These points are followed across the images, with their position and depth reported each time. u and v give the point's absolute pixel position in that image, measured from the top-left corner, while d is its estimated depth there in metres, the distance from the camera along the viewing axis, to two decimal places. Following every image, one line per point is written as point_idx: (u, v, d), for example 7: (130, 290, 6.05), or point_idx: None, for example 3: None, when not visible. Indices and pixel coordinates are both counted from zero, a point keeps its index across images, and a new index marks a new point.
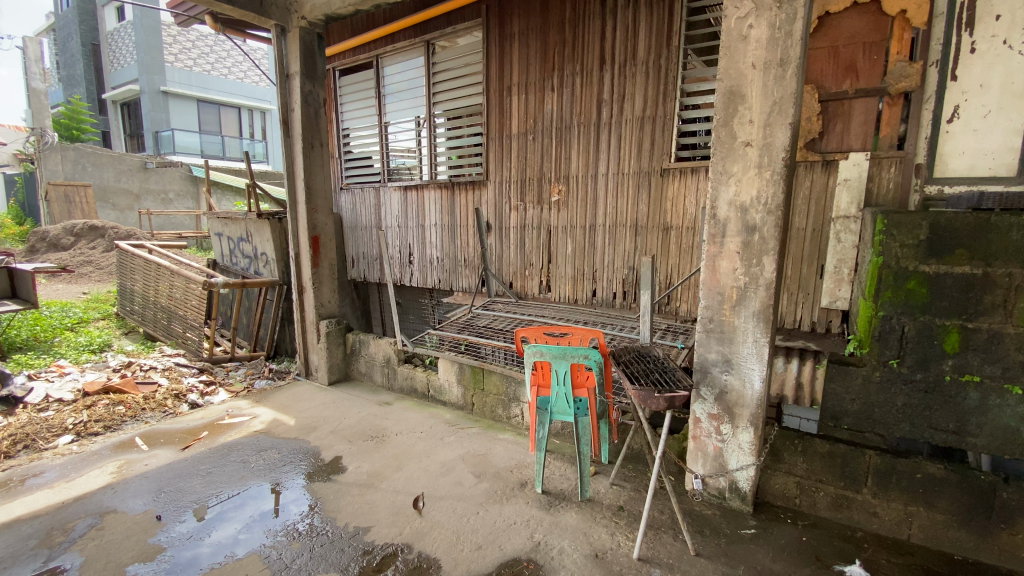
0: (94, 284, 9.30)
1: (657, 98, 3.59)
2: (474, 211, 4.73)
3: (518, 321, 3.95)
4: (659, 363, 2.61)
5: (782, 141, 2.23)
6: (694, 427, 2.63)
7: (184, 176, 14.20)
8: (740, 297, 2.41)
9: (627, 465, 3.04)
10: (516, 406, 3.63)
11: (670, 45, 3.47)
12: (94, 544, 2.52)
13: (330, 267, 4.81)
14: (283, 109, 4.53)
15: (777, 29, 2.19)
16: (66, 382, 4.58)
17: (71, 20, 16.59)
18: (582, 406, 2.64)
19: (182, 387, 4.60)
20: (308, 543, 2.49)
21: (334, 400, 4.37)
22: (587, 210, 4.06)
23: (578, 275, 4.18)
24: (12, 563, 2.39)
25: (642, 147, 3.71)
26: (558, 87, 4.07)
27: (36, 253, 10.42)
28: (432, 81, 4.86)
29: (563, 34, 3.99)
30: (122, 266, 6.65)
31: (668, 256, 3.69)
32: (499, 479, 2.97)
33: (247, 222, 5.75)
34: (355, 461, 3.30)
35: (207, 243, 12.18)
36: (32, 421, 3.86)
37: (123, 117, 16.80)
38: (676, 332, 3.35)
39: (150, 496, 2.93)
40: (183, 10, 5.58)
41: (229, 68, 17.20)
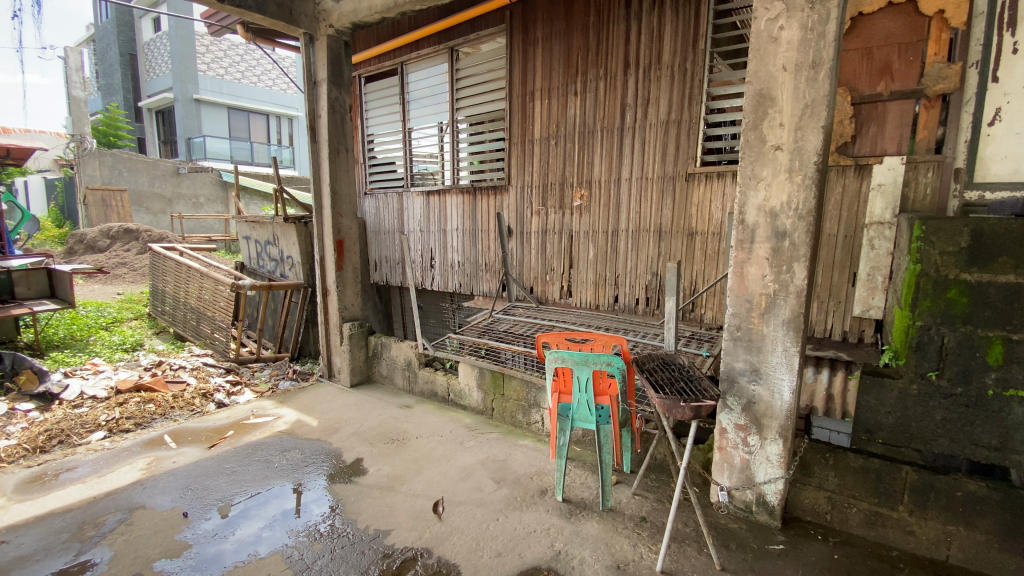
0: (128, 285, 9.62)
1: (683, 102, 3.54)
2: (495, 216, 4.74)
3: (538, 326, 3.93)
4: (685, 372, 2.52)
5: (814, 145, 2.17)
6: (720, 438, 2.57)
7: (214, 182, 14.69)
8: (770, 305, 2.34)
9: (650, 475, 2.98)
10: (536, 413, 3.59)
11: (696, 48, 3.42)
12: (123, 539, 2.58)
13: (354, 271, 4.87)
14: (310, 115, 4.62)
15: (809, 31, 2.13)
16: (100, 379, 4.73)
17: (109, 31, 17.20)
18: (604, 414, 2.61)
19: (209, 386, 4.70)
20: (329, 544, 2.50)
21: (356, 402, 4.41)
22: (610, 215, 4.02)
23: (599, 281, 4.15)
24: (45, 555, 2.46)
25: (666, 151, 3.66)
26: (581, 92, 4.06)
27: (74, 255, 10.84)
28: (455, 88, 4.91)
29: (587, 39, 3.98)
30: (154, 267, 6.85)
31: (693, 263, 3.62)
32: (518, 485, 2.95)
33: (273, 226, 5.87)
34: (375, 464, 3.31)
35: (234, 246, 12.54)
36: (67, 417, 3.99)
37: (158, 124, 17.42)
38: (701, 340, 3.29)
39: (178, 493, 2.99)
40: (216, 20, 5.79)
41: (258, 77, 17.66)
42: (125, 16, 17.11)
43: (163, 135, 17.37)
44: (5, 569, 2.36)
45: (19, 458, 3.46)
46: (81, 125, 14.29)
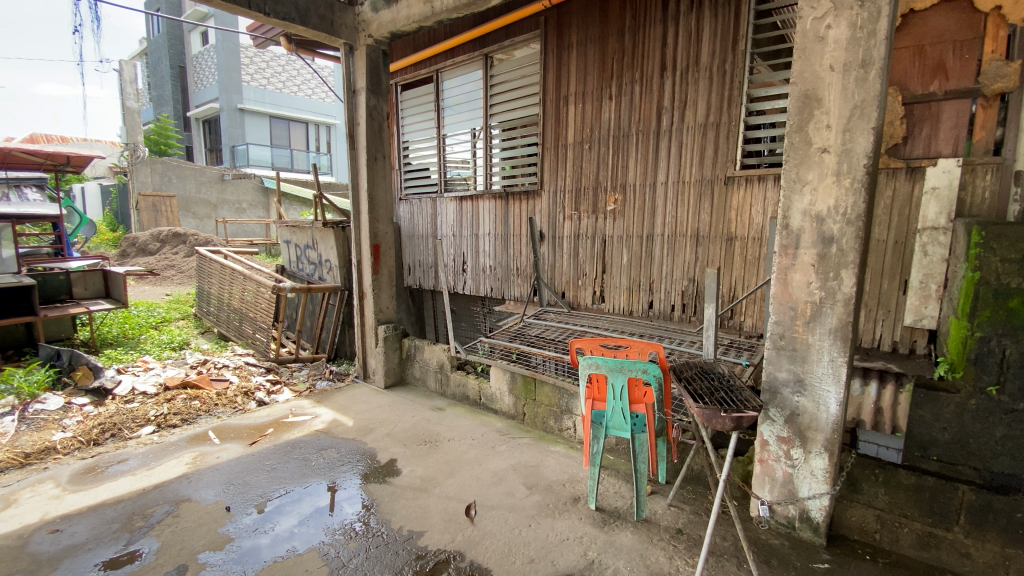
0: (175, 287, 10.09)
1: (721, 104, 3.46)
2: (527, 220, 4.74)
3: (571, 331, 3.90)
4: (725, 381, 2.44)
5: (863, 147, 2.08)
6: (761, 450, 2.48)
7: (257, 188, 15.27)
8: (815, 313, 2.26)
9: (686, 486, 2.91)
10: (569, 419, 3.56)
11: (735, 49, 3.35)
12: (170, 530, 2.69)
13: (389, 274, 4.96)
14: (349, 123, 4.75)
15: (859, 29, 2.05)
16: (149, 376, 4.96)
17: (161, 45, 18.12)
18: (639, 422, 2.55)
19: (250, 385, 4.87)
20: (364, 543, 2.54)
21: (390, 403, 4.48)
22: (645, 220, 3.96)
23: (633, 286, 4.09)
24: (98, 544, 2.58)
25: (704, 154, 3.58)
26: (616, 95, 4.03)
27: (127, 257, 11.44)
28: (489, 94, 4.95)
29: (623, 42, 3.94)
30: (200, 269, 7.15)
31: (732, 269, 3.53)
32: (551, 492, 2.92)
33: (313, 230, 6.04)
34: (408, 465, 3.35)
35: (275, 249, 12.99)
36: (120, 412, 4.20)
37: (205, 133, 18.25)
38: (740, 349, 3.20)
39: (221, 488, 3.10)
40: (261, 33, 6.02)
41: (299, 86, 18.29)
42: (176, 31, 18.00)
43: (209, 143, 18.18)
44: (61, 556, 2.49)
45: (75, 450, 3.66)
46: (134, 135, 15.10)
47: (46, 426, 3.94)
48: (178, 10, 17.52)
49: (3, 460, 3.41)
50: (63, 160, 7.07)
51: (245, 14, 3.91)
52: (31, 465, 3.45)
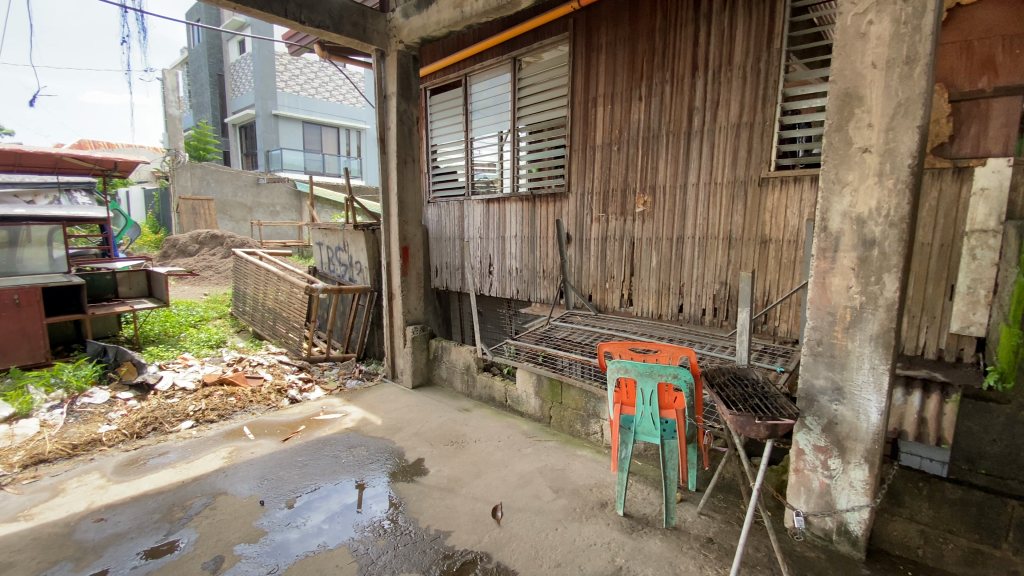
0: (213, 287, 10.46)
1: (755, 104, 3.39)
2: (554, 222, 4.73)
3: (598, 335, 3.88)
4: (759, 388, 2.38)
5: (908, 146, 2.00)
6: (796, 459, 2.41)
7: (290, 192, 15.72)
8: (855, 319, 2.18)
9: (717, 494, 2.84)
10: (596, 423, 3.53)
11: (770, 48, 3.27)
12: (207, 522, 2.78)
13: (417, 276, 5.03)
14: (380, 127, 4.84)
15: (903, 24, 1.98)
16: (189, 372, 5.15)
17: (201, 54, 18.82)
18: (669, 428, 2.51)
19: (284, 383, 5.00)
20: (392, 541, 2.57)
21: (417, 403, 4.54)
22: (675, 222, 3.90)
23: (663, 290, 4.03)
24: (139, 533, 2.69)
25: (737, 155, 3.51)
26: (646, 96, 3.99)
27: (168, 258, 11.92)
28: (517, 97, 4.97)
29: (653, 43, 3.90)
30: (237, 270, 7.39)
31: (766, 272, 3.45)
32: (577, 496, 2.90)
33: (344, 232, 6.18)
34: (435, 464, 3.38)
35: (307, 251, 13.33)
36: (161, 406, 4.37)
37: (242, 139, 18.89)
38: (774, 354, 3.12)
39: (255, 482, 3.19)
40: (296, 41, 6.19)
41: (331, 92, 18.73)
42: (215, 41, 18.70)
43: (246, 148, 18.81)
44: (105, 544, 2.61)
45: (119, 442, 3.83)
46: (175, 141, 15.73)
47: (93, 419, 4.15)
48: (217, 20, 18.18)
49: (53, 450, 3.60)
50: (110, 164, 7.38)
51: (282, 23, 4.03)
52: (79, 455, 3.62)
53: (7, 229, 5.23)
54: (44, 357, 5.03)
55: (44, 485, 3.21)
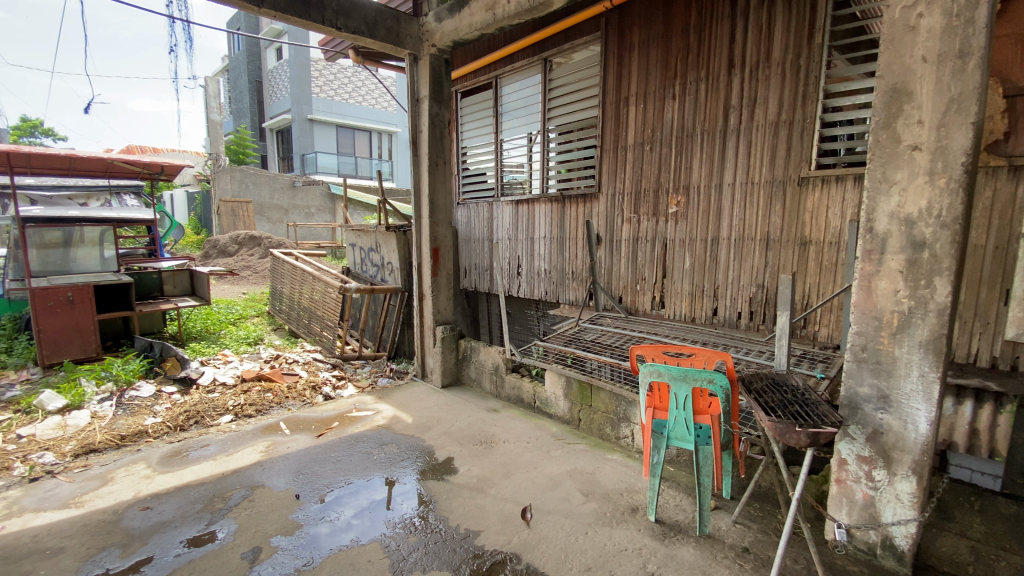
0: (251, 286, 10.83)
1: (795, 101, 3.29)
2: (584, 224, 4.70)
3: (628, 337, 3.83)
4: (799, 394, 2.30)
5: (961, 144, 1.91)
6: (838, 469, 2.32)
7: (324, 194, 16.13)
8: (903, 324, 2.09)
9: (753, 503, 2.76)
10: (626, 427, 3.48)
11: (811, 43, 3.17)
12: (245, 513, 2.87)
13: (447, 276, 5.08)
14: (412, 130, 4.92)
15: (955, 17, 1.89)
16: (228, 368, 5.34)
17: (241, 62, 19.52)
18: (704, 434, 2.45)
19: (318, 379, 5.14)
20: (423, 538, 2.60)
21: (447, 403, 4.58)
22: (710, 223, 3.82)
23: (696, 292, 3.95)
24: (183, 522, 2.81)
25: (776, 154, 3.41)
26: (680, 95, 3.92)
27: (209, 259, 12.39)
28: (548, 98, 4.97)
29: (688, 40, 3.83)
30: (274, 271, 7.63)
31: (806, 275, 3.34)
32: (608, 500, 2.87)
33: (376, 234, 6.30)
34: (465, 464, 3.40)
35: (341, 252, 13.63)
36: (203, 400, 4.55)
37: (279, 143, 19.50)
38: (814, 360, 3.01)
39: (290, 476, 3.28)
40: (332, 47, 6.35)
41: (364, 96, 19.12)
42: (254, 48, 19.35)
43: (282, 152, 19.40)
44: (151, 532, 2.73)
45: (164, 434, 4.00)
46: (216, 145, 16.36)
47: (140, 411, 4.35)
48: (256, 28, 18.78)
49: (103, 440, 3.79)
50: (159, 168, 7.68)
51: (319, 29, 4.14)
52: (126, 446, 3.80)
53: (62, 231, 5.51)
54: (95, 351, 5.32)
55: (95, 473, 3.38)
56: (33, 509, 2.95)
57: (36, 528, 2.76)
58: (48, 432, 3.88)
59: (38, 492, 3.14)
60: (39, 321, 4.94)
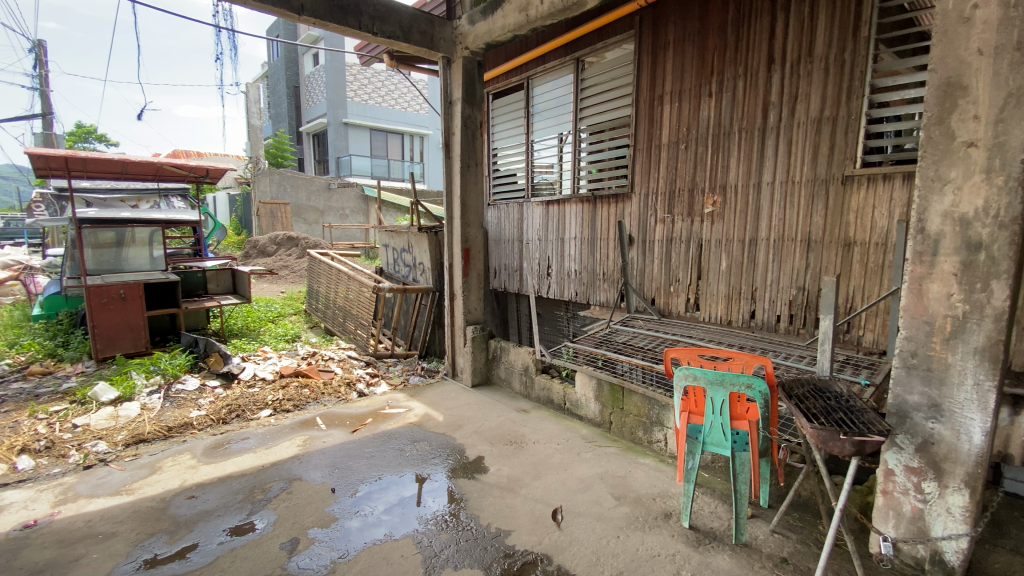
0: (289, 285, 11.18)
1: (839, 97, 3.18)
2: (616, 224, 4.66)
3: (661, 340, 3.78)
4: (843, 401, 2.21)
5: (1022, 140, 1.80)
6: (884, 480, 2.23)
7: (359, 196, 16.49)
8: (956, 329, 1.98)
9: (792, 512, 2.68)
10: (659, 431, 3.43)
11: (856, 36, 3.06)
12: (284, 505, 2.97)
13: (478, 277, 5.12)
14: (445, 132, 4.98)
15: (1013, 7, 1.79)
16: (268, 364, 5.53)
17: (280, 68, 20.19)
18: (741, 440, 2.40)
19: (352, 376, 5.26)
20: (455, 536, 2.64)
21: (477, 402, 4.62)
22: (748, 223, 3.72)
23: (733, 294, 3.86)
24: (226, 512, 2.93)
25: (818, 152, 3.30)
26: (717, 92, 3.84)
27: (249, 258, 12.85)
28: (579, 98, 4.95)
29: (725, 37, 3.75)
30: (311, 271, 7.85)
31: (850, 277, 3.21)
32: (640, 505, 2.84)
33: (408, 235, 6.40)
34: (495, 463, 3.42)
35: (374, 253, 13.90)
36: (244, 395, 4.73)
37: (315, 146, 20.06)
38: (858, 366, 2.90)
39: (327, 470, 3.37)
40: (368, 52, 6.49)
41: (397, 100, 19.47)
42: (292, 54, 19.98)
43: (319, 155, 19.96)
44: (196, 520, 2.85)
45: (208, 426, 4.18)
46: (257, 149, 16.97)
47: (185, 404, 4.56)
48: (294, 35, 19.39)
49: (152, 430, 3.99)
50: (203, 172, 8.02)
51: (355, 35, 4.24)
52: (173, 437, 3.99)
53: (115, 231, 5.84)
54: (145, 346, 5.58)
55: (144, 462, 3.56)
56: (88, 495, 3.13)
57: (91, 514, 2.92)
58: (102, 422, 4.11)
59: (92, 479, 3.32)
60: (94, 317, 5.24)
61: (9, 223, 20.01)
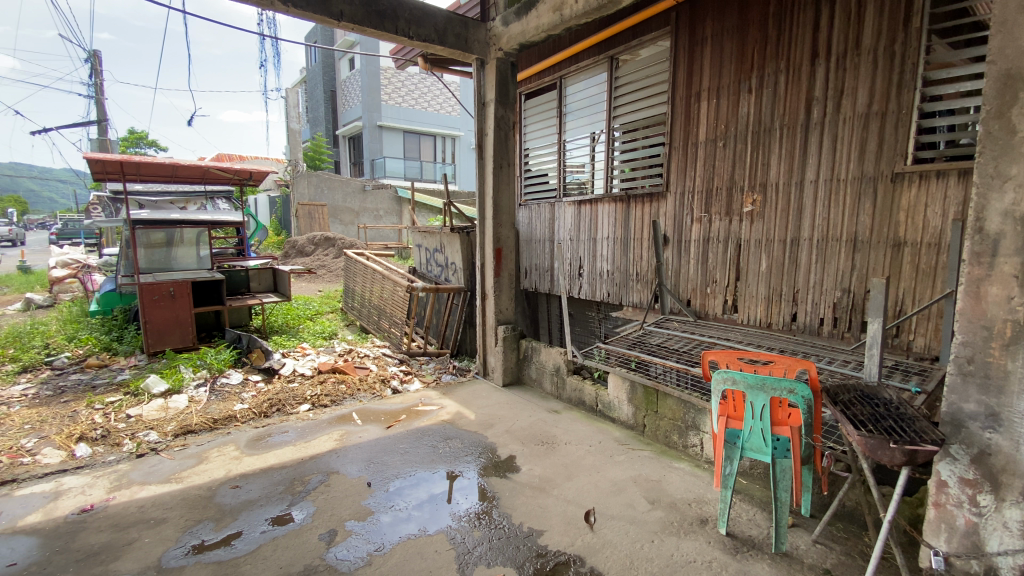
0: (326, 284, 11.49)
1: (888, 91, 3.05)
2: (651, 224, 4.58)
3: (696, 342, 3.71)
4: (893, 408, 2.12)
5: None
6: (936, 492, 2.12)
7: (392, 198, 16.78)
8: (1017, 335, 1.87)
9: (836, 523, 2.58)
10: (695, 435, 3.37)
11: (907, 27, 2.93)
12: (323, 497, 3.07)
13: (509, 277, 5.14)
14: (478, 134, 5.02)
15: None
16: (306, 360, 5.71)
17: (318, 73, 20.80)
18: (782, 447, 2.33)
19: (387, 374, 5.38)
20: (487, 534, 2.66)
21: (509, 401, 4.64)
22: (789, 222, 3.61)
23: (773, 296, 3.75)
24: (268, 502, 3.04)
25: (865, 148, 3.17)
26: (757, 88, 3.73)
27: (288, 258, 13.29)
28: (613, 97, 4.91)
29: (766, 30, 3.65)
30: (347, 270, 8.06)
31: (900, 279, 3.07)
32: (675, 510, 2.79)
33: (441, 235, 6.49)
34: (527, 463, 3.43)
35: (407, 253, 14.11)
36: (285, 389, 4.90)
37: (351, 149, 20.56)
38: (908, 372, 2.77)
39: (363, 465, 3.45)
40: (402, 55, 6.62)
41: (430, 102, 19.72)
42: (329, 60, 20.55)
43: (354, 157, 20.44)
44: (240, 509, 2.97)
45: (250, 419, 4.35)
46: (295, 153, 17.54)
47: (229, 398, 4.76)
48: (331, 41, 19.92)
49: (199, 422, 4.18)
50: (247, 175, 8.23)
51: (391, 39, 4.33)
52: (218, 429, 4.17)
53: (165, 231, 6.14)
54: (192, 341, 5.86)
55: (192, 452, 3.74)
56: (141, 482, 3.30)
57: (144, 500, 3.09)
58: (153, 413, 4.34)
59: (144, 467, 3.51)
60: (146, 313, 5.53)
61: (68, 224, 21.29)
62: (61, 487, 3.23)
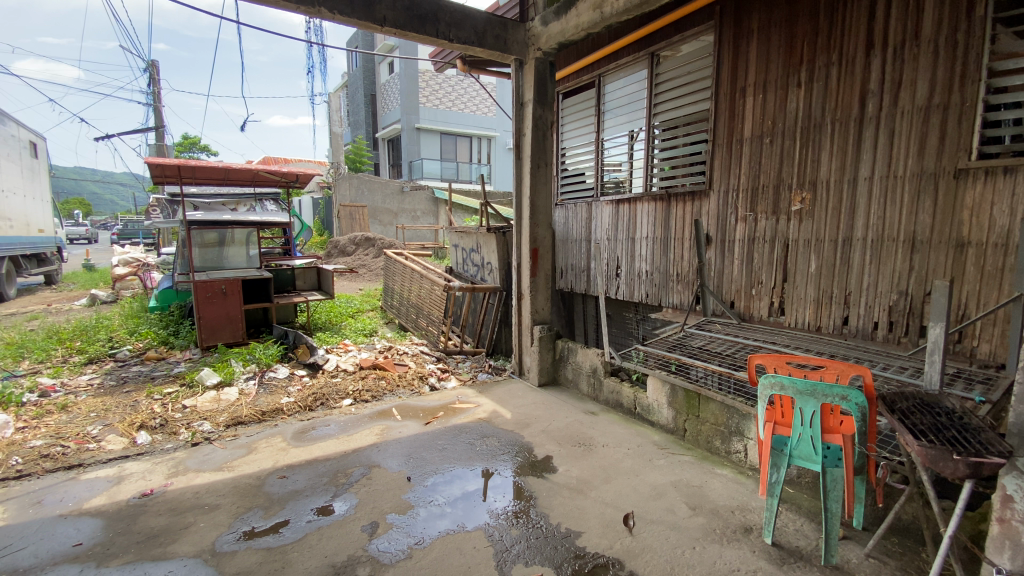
0: (366, 283, 11.79)
1: (951, 82, 2.87)
2: (693, 223, 4.48)
3: (739, 345, 3.61)
4: (956, 418, 2.00)
5: None
6: (1000, 507, 1.95)
7: (430, 199, 17.04)
8: None
9: (891, 537, 2.46)
10: (738, 441, 3.27)
11: (972, 15, 2.76)
12: (365, 490, 3.16)
13: (545, 276, 5.14)
14: (516, 134, 5.03)
15: None
16: (348, 357, 5.89)
17: (360, 77, 21.35)
18: (833, 455, 2.24)
19: (425, 371, 5.48)
20: (525, 532, 2.68)
21: (545, 401, 4.64)
22: (841, 222, 3.45)
23: (822, 298, 3.60)
24: (313, 492, 3.16)
25: (925, 143, 3.00)
26: (807, 82, 3.59)
27: (331, 258, 13.72)
28: (653, 94, 4.83)
29: (817, 22, 3.50)
30: (387, 270, 8.25)
31: (964, 281, 2.89)
32: (717, 516, 2.73)
33: (478, 235, 6.55)
34: (564, 463, 3.43)
35: (443, 253, 14.29)
36: (328, 384, 5.07)
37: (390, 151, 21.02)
38: (972, 380, 2.61)
39: (402, 460, 3.54)
40: (441, 58, 6.72)
41: (467, 103, 19.91)
42: (370, 64, 21.08)
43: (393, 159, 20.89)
44: (287, 498, 3.10)
45: (296, 412, 4.52)
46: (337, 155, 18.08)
47: (277, 391, 4.96)
48: (372, 46, 20.42)
49: (248, 414, 4.38)
50: (293, 177, 8.53)
51: (432, 42, 4.41)
52: (266, 420, 4.35)
53: (218, 232, 6.45)
54: (242, 337, 6.15)
55: (242, 443, 3.92)
56: (196, 470, 3.50)
57: (198, 486, 3.27)
58: (206, 404, 4.57)
59: (199, 455, 3.72)
60: (201, 309, 5.84)
61: (130, 224, 22.70)
62: (125, 472, 3.46)
